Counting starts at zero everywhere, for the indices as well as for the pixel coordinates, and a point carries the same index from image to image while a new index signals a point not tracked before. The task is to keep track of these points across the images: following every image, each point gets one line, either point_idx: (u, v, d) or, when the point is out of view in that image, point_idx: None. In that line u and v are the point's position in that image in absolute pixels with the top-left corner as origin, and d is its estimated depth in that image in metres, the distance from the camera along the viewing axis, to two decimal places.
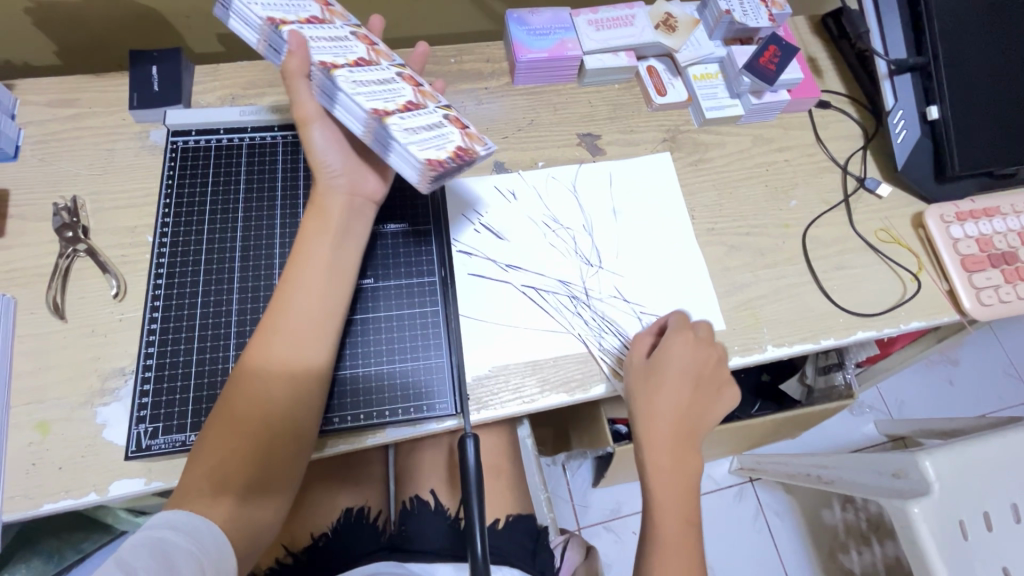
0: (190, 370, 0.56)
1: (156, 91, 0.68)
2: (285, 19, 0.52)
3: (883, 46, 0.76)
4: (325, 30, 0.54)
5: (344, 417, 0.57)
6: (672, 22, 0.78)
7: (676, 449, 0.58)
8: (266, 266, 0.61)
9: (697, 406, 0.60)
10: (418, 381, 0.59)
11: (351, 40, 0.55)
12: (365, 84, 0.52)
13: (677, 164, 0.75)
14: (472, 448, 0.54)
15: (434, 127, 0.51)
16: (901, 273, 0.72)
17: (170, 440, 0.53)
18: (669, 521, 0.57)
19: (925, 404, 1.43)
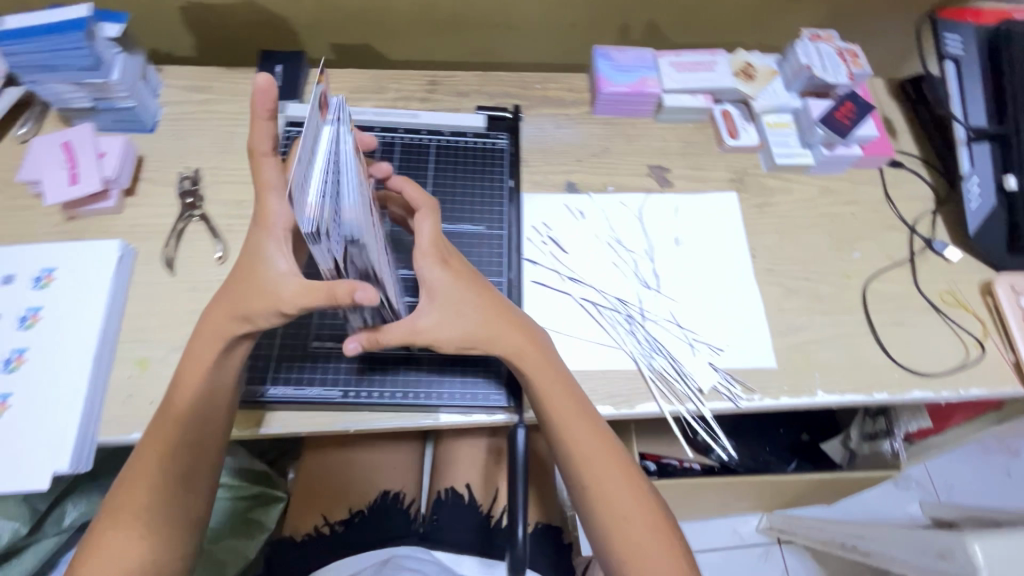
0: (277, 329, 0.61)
1: (278, 86, 0.77)
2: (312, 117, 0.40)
3: (963, 112, 0.77)
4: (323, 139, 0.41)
5: (405, 394, 0.60)
6: (751, 71, 0.82)
7: (544, 381, 0.56)
8: None
9: (516, 324, 0.56)
10: (472, 368, 0.61)
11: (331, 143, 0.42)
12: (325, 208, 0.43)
13: (743, 205, 0.78)
14: (521, 437, 0.57)
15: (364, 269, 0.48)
16: (965, 338, 0.71)
17: (252, 390, 0.58)
18: (593, 458, 0.56)
19: (976, 491, 1.35)
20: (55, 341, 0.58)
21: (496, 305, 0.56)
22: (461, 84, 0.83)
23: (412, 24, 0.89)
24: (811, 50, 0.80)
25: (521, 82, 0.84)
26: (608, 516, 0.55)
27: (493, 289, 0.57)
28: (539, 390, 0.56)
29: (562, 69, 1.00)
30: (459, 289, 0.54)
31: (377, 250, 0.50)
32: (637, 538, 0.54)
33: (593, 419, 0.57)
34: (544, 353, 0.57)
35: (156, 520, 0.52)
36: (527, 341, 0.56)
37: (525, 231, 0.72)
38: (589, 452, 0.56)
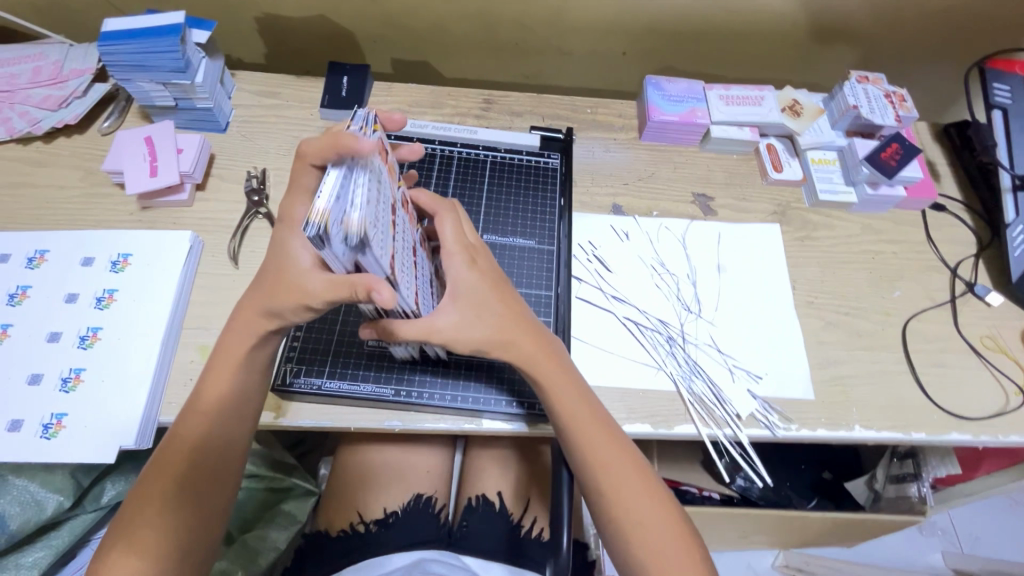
0: (335, 326, 0.64)
1: (344, 96, 0.81)
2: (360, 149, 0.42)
3: (1009, 160, 0.79)
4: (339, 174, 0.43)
5: (452, 398, 0.61)
6: (797, 108, 0.84)
7: (561, 394, 0.56)
8: None
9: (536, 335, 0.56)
10: (519, 380, 0.63)
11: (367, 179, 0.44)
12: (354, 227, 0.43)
13: (785, 237, 0.79)
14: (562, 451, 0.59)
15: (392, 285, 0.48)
16: (1005, 384, 0.71)
17: (309, 382, 0.61)
18: (616, 473, 0.55)
19: (1001, 546, 1.31)
20: (126, 322, 0.61)
21: (515, 311, 0.56)
22: (515, 103, 0.86)
23: (470, 45, 0.93)
24: (858, 92, 0.82)
25: (572, 106, 0.88)
26: (634, 532, 0.54)
27: (511, 295, 0.57)
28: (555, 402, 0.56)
29: (609, 94, 1.03)
30: (479, 294, 0.54)
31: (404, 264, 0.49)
32: (664, 552, 0.53)
33: (609, 431, 0.57)
34: (560, 365, 0.57)
35: (173, 526, 0.51)
36: (542, 350, 0.56)
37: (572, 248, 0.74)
38: (611, 464, 0.55)
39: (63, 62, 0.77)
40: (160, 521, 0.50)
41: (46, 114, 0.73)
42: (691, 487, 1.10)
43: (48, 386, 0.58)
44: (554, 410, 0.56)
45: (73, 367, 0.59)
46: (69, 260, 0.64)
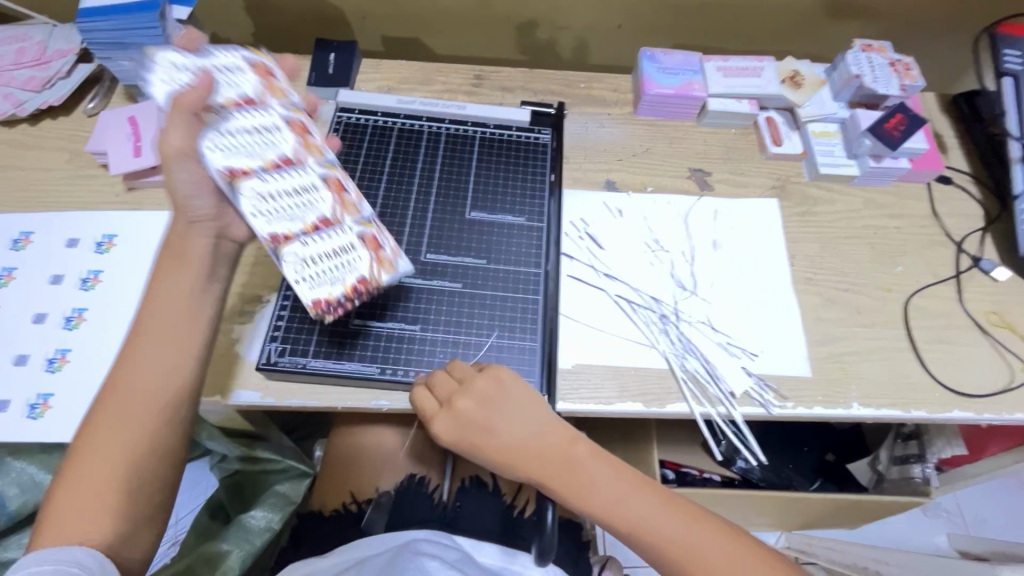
0: None
1: (331, 73, 0.79)
2: (297, 122, 0.55)
3: (1020, 129, 0.75)
4: (253, 117, 0.53)
5: None
6: (798, 79, 0.81)
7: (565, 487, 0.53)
8: (398, 231, 0.68)
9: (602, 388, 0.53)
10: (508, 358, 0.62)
11: (279, 131, 0.54)
12: (238, 134, 0.52)
13: (783, 212, 0.77)
14: None
15: (279, 210, 0.53)
16: (1011, 360, 0.69)
17: (294, 361, 0.60)
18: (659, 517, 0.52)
19: (1008, 527, 1.30)
20: (112, 302, 0.61)
21: (526, 400, 0.55)
22: (507, 79, 0.84)
23: (461, 20, 0.91)
24: (862, 61, 0.79)
25: (565, 81, 0.85)
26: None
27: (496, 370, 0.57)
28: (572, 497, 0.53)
29: (606, 70, 1.01)
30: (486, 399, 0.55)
31: (282, 209, 0.53)
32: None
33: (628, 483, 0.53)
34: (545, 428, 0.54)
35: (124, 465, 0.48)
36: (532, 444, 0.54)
37: (564, 227, 0.73)
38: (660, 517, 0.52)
39: (46, 43, 0.76)
40: (102, 477, 0.48)
41: (30, 96, 0.73)
42: (691, 468, 1.09)
43: (35, 366, 0.58)
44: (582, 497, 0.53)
45: (58, 348, 0.59)
46: (54, 243, 0.64)
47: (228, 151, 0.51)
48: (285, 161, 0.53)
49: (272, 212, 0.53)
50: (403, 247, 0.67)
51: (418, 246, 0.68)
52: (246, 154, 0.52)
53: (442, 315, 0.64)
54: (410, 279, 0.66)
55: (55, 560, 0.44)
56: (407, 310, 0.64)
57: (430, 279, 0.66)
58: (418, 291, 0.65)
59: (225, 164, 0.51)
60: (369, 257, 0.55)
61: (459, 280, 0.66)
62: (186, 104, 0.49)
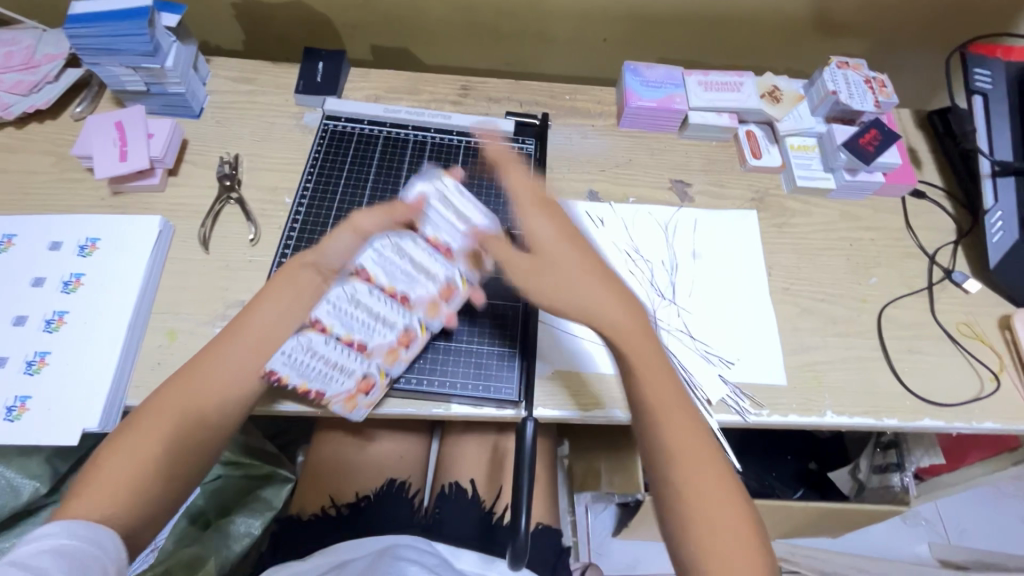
0: None
1: (319, 82, 0.80)
2: (448, 293, 0.63)
3: (990, 146, 0.78)
4: (428, 257, 0.63)
5: (421, 381, 0.62)
6: (777, 94, 0.83)
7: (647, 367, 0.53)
8: None
9: (602, 289, 0.52)
10: (488, 363, 0.63)
11: (427, 279, 0.63)
12: (405, 258, 0.63)
13: (762, 223, 0.79)
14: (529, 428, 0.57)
15: (343, 304, 0.61)
16: (980, 370, 0.70)
17: None
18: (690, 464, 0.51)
19: (989, 537, 1.31)
20: (93, 306, 0.61)
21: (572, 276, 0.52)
22: (493, 90, 0.86)
23: (449, 31, 0.93)
24: (838, 78, 0.81)
25: (550, 92, 0.87)
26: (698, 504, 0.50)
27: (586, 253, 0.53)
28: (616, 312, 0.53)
29: (591, 82, 1.03)
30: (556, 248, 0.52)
31: (343, 315, 0.61)
32: (717, 520, 0.50)
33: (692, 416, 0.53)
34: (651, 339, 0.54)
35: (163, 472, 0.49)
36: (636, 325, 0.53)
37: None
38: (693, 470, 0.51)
39: (35, 47, 0.76)
40: (134, 473, 0.48)
41: (17, 99, 0.73)
42: None
43: (14, 368, 0.58)
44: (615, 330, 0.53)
45: (38, 350, 0.59)
46: (37, 245, 0.64)
47: (386, 255, 0.63)
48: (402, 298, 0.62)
49: (336, 309, 0.60)
50: None
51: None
52: (388, 271, 0.63)
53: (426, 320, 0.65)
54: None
55: (79, 535, 0.43)
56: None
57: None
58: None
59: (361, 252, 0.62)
60: (351, 396, 0.59)
61: None
62: (404, 206, 0.62)
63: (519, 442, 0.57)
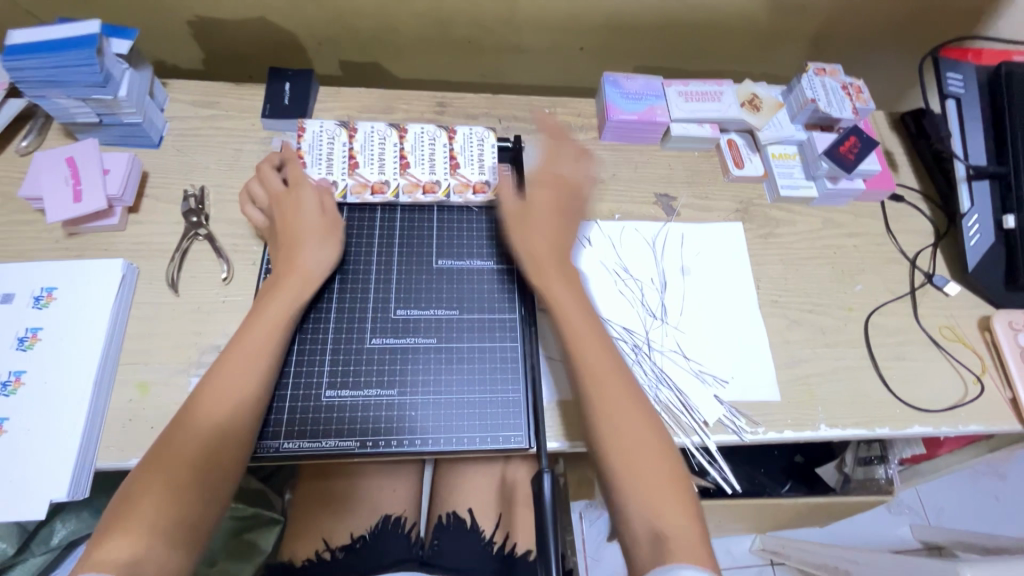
0: (287, 378, 0.57)
1: (287, 104, 0.76)
2: (417, 181, 0.67)
3: (964, 150, 0.79)
4: (434, 166, 0.69)
5: (425, 441, 0.56)
6: (756, 103, 0.83)
7: (578, 328, 0.58)
8: (362, 290, 0.62)
9: (547, 231, 0.64)
10: (497, 415, 0.58)
11: (424, 173, 0.68)
12: (425, 155, 0.69)
13: (747, 235, 0.78)
14: (548, 483, 0.55)
15: (361, 139, 0.69)
16: (964, 374, 0.72)
17: (264, 446, 0.54)
18: (624, 413, 0.54)
19: (968, 517, 1.36)
20: (54, 362, 0.57)
21: (547, 224, 0.64)
22: (471, 106, 0.83)
23: (421, 44, 0.90)
24: (816, 85, 0.81)
25: (529, 106, 0.85)
26: (614, 432, 0.53)
27: (558, 228, 0.65)
28: (551, 260, 0.62)
29: (569, 91, 1.01)
30: (534, 204, 0.66)
31: (347, 155, 0.68)
32: (649, 476, 0.51)
33: (628, 382, 0.56)
34: (570, 289, 0.61)
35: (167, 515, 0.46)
36: (556, 275, 0.61)
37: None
38: (629, 426, 0.53)
39: None
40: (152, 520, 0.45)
41: None
42: None
43: None
44: (551, 291, 0.60)
45: None
46: None
47: (423, 150, 0.69)
48: (394, 169, 0.68)
49: (357, 140, 0.69)
50: (371, 305, 0.61)
51: (386, 302, 0.62)
52: (417, 154, 0.69)
53: (423, 371, 0.59)
54: (382, 340, 0.60)
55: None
56: (382, 374, 0.58)
57: (403, 337, 0.60)
58: (392, 352, 0.59)
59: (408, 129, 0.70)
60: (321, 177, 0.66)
61: (434, 335, 0.61)
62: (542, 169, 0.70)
63: (537, 495, 0.56)
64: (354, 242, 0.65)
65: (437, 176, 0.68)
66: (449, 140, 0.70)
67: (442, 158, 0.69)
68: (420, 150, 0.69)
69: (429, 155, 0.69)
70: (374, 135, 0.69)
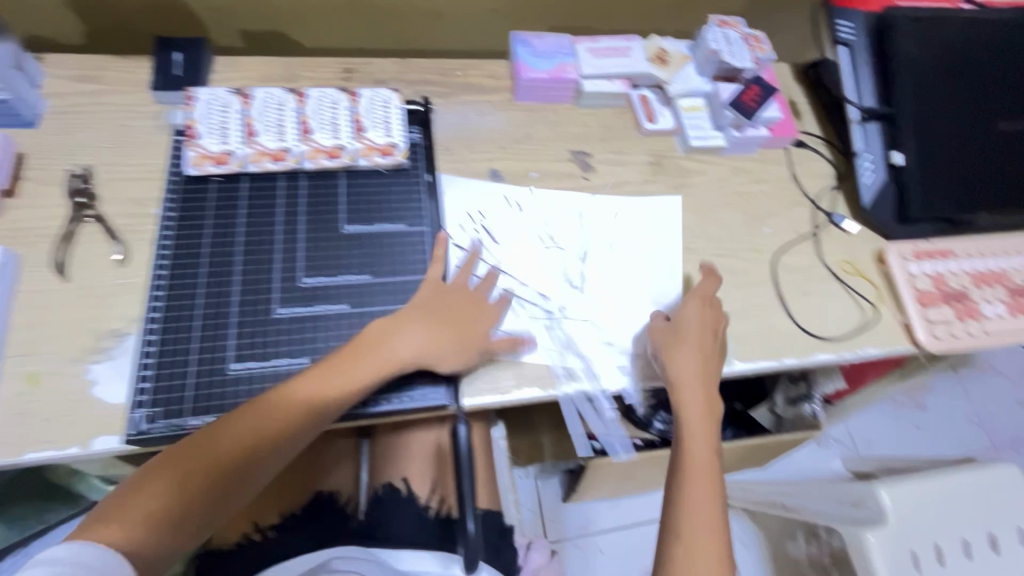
0: (191, 355, 0.56)
1: (178, 75, 0.72)
2: (320, 145, 0.65)
3: (856, 94, 0.83)
4: (338, 128, 0.67)
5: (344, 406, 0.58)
6: (665, 57, 0.84)
7: (699, 452, 0.63)
8: (268, 263, 0.61)
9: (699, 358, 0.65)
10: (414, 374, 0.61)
11: (326, 136, 0.66)
12: (328, 118, 0.67)
13: (661, 186, 0.80)
14: (463, 434, 0.65)
15: (257, 107, 0.66)
16: (863, 304, 0.77)
17: (170, 424, 0.54)
18: (696, 519, 0.60)
19: (890, 443, 1.47)
20: None
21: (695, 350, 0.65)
22: (380, 71, 0.81)
23: (325, 10, 0.86)
24: (718, 36, 0.83)
25: (441, 69, 0.83)
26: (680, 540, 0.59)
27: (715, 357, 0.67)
28: (681, 378, 0.64)
29: (486, 55, 0.99)
30: (689, 327, 0.66)
31: (242, 122, 0.65)
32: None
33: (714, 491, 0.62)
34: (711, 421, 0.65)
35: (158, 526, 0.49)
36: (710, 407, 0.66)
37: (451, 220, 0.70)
38: (695, 524, 0.60)
39: None
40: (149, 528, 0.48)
41: None
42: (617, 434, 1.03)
43: None
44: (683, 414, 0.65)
45: None
46: None
47: (325, 113, 0.67)
48: (295, 134, 0.66)
49: (253, 106, 0.66)
50: (278, 277, 0.61)
51: (293, 271, 0.61)
52: (319, 118, 0.67)
53: (336, 339, 0.59)
54: (291, 310, 0.60)
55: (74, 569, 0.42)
56: (292, 343, 0.58)
57: (311, 306, 0.60)
58: (302, 321, 0.59)
59: (307, 93, 0.68)
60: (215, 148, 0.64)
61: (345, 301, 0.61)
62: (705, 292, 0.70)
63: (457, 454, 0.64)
64: (256, 215, 0.64)
65: (340, 137, 0.66)
66: (353, 103, 0.68)
67: (345, 120, 0.67)
68: (323, 114, 0.67)
69: (330, 119, 0.67)
70: (271, 101, 0.66)
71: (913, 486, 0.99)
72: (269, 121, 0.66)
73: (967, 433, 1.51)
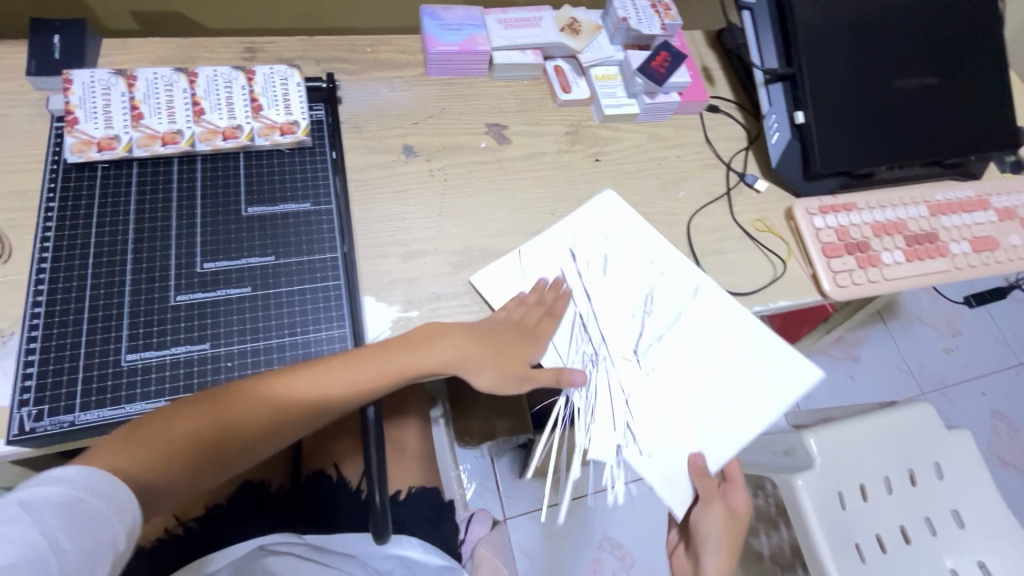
0: (79, 349, 0.54)
1: (57, 59, 0.67)
2: (215, 127, 0.64)
3: (760, 57, 0.86)
4: (233, 108, 0.65)
5: None
6: (576, 27, 0.85)
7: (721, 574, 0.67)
8: (162, 251, 0.60)
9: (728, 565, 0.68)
10: (321, 352, 0.60)
11: (221, 117, 0.64)
12: (221, 98, 0.65)
13: (579, 155, 0.81)
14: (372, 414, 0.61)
15: (144, 89, 0.63)
16: (773, 259, 0.80)
17: (58, 421, 0.52)
18: None
19: (827, 395, 1.55)
20: None
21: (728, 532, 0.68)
22: (284, 49, 0.78)
23: None
24: (626, 4, 0.84)
25: (350, 46, 0.81)
26: None
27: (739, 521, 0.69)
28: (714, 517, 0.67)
29: (402, 32, 0.97)
30: (734, 509, 0.69)
31: (126, 103, 0.62)
32: None
33: None
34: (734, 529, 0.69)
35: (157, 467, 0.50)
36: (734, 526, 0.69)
37: (551, 235, 0.72)
38: None
39: None
40: (158, 462, 0.50)
41: None
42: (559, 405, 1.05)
43: None
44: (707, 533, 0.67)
45: None
46: None
47: (219, 93, 0.65)
48: (187, 115, 0.63)
49: (138, 88, 0.63)
50: (173, 264, 0.59)
51: (191, 257, 0.60)
52: (212, 98, 0.64)
53: (237, 322, 0.58)
54: (188, 295, 0.58)
55: (83, 491, 0.44)
56: (192, 329, 0.57)
57: (211, 290, 0.59)
58: (200, 306, 0.58)
59: (199, 74, 0.65)
60: (99, 133, 0.61)
61: (247, 284, 0.60)
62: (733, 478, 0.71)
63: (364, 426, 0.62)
64: (147, 201, 0.62)
65: (236, 118, 0.65)
66: (248, 81, 0.66)
67: (240, 100, 0.65)
68: (216, 94, 0.65)
69: (224, 99, 0.65)
70: (159, 82, 0.64)
71: (839, 433, 1.04)
72: (156, 103, 0.63)
73: (896, 381, 1.60)
